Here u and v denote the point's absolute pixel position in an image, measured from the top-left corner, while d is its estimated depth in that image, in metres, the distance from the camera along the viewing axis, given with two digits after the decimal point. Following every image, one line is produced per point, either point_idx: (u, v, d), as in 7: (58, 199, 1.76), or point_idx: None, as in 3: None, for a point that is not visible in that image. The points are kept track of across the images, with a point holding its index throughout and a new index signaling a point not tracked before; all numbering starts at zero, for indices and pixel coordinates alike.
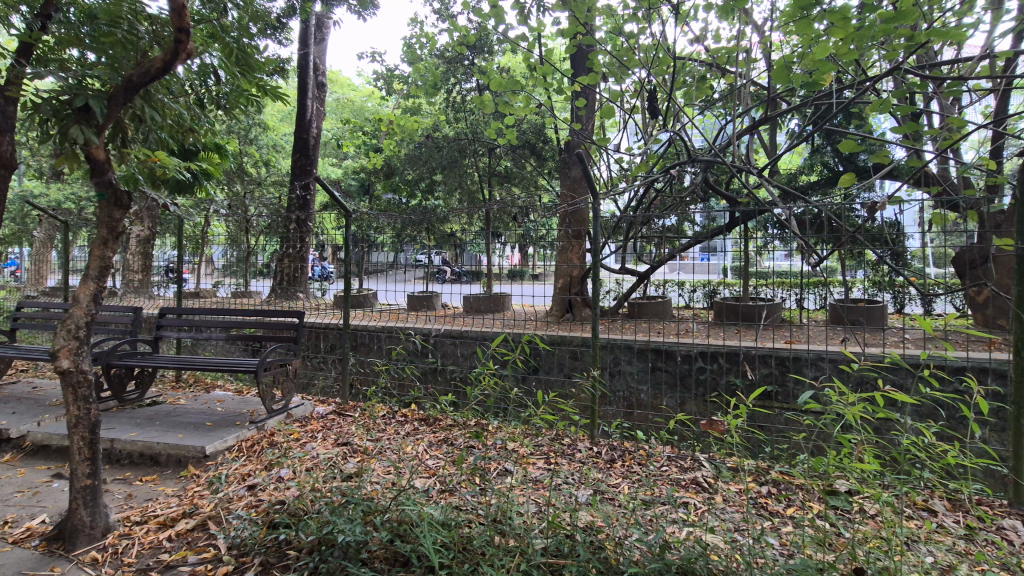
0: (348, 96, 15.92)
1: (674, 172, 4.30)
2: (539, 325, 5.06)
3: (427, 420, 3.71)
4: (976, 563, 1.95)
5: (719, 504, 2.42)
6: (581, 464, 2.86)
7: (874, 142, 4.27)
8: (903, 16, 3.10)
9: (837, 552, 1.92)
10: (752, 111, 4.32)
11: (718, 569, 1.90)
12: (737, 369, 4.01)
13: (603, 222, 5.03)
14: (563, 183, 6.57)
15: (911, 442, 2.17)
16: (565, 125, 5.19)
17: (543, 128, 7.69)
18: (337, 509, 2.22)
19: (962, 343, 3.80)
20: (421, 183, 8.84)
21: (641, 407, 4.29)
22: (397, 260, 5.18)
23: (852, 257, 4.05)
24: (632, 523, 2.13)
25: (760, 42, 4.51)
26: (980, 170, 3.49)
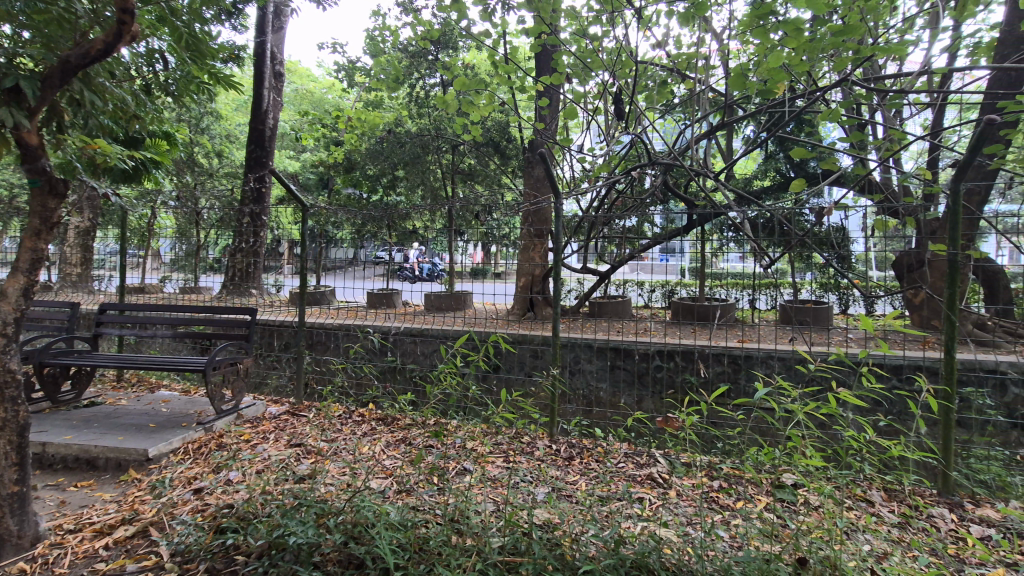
0: (308, 87, 15.48)
1: (635, 173, 4.37)
2: (500, 323, 5.07)
3: (385, 419, 3.64)
4: (908, 549, 2.07)
5: (673, 498, 2.48)
6: (539, 462, 2.87)
7: (823, 150, 4.45)
8: (851, 30, 3.25)
9: (783, 543, 2.00)
10: (711, 116, 4.44)
11: (671, 562, 1.95)
12: (692, 367, 4.12)
13: (565, 221, 5.06)
14: (525, 183, 6.60)
15: (852, 435, 2.28)
16: (529, 124, 5.20)
17: (507, 127, 7.69)
18: (289, 512, 2.16)
19: (899, 342, 4.03)
20: (383, 178, 8.68)
21: (599, 405, 4.35)
22: (356, 256, 5.04)
23: (801, 260, 4.22)
24: (588, 520, 2.15)
25: (719, 50, 4.64)
26: (918, 179, 3.69)
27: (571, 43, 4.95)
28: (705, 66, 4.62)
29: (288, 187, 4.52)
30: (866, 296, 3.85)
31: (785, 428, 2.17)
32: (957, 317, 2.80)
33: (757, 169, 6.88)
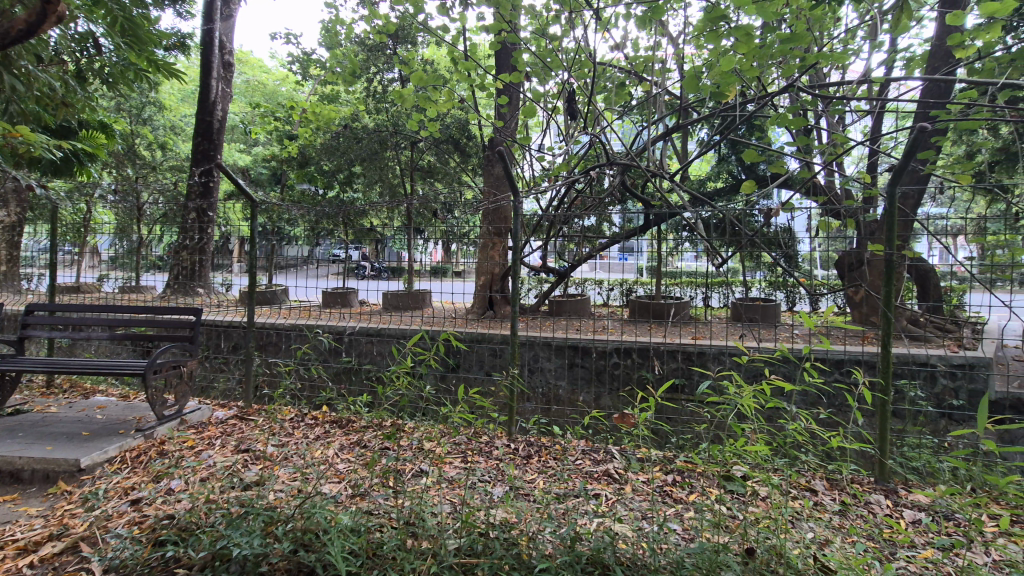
0: (259, 78, 14.94)
1: (593, 173, 4.42)
2: (459, 322, 5.04)
3: (339, 421, 3.55)
4: (847, 535, 2.17)
5: (628, 494, 2.52)
6: (497, 462, 2.86)
7: (772, 153, 4.62)
8: (797, 38, 3.38)
9: (732, 534, 2.06)
10: (667, 118, 4.53)
11: (626, 557, 1.98)
12: (648, 364, 4.20)
13: (524, 220, 5.07)
14: (485, 181, 6.58)
15: (795, 427, 2.38)
16: (488, 122, 5.17)
17: (466, 124, 7.63)
18: (235, 521, 2.08)
19: (841, 338, 4.24)
20: (339, 174, 8.47)
21: (558, 403, 4.40)
22: (312, 254, 4.96)
23: (752, 259, 4.37)
24: (544, 518, 2.16)
25: (674, 53, 4.74)
26: (859, 183, 3.88)
27: (530, 42, 4.96)
28: (661, 69, 4.71)
29: (237, 182, 4.33)
30: (811, 294, 4.02)
31: (734, 422, 2.24)
32: (892, 315, 2.96)
33: (710, 171, 7.09)
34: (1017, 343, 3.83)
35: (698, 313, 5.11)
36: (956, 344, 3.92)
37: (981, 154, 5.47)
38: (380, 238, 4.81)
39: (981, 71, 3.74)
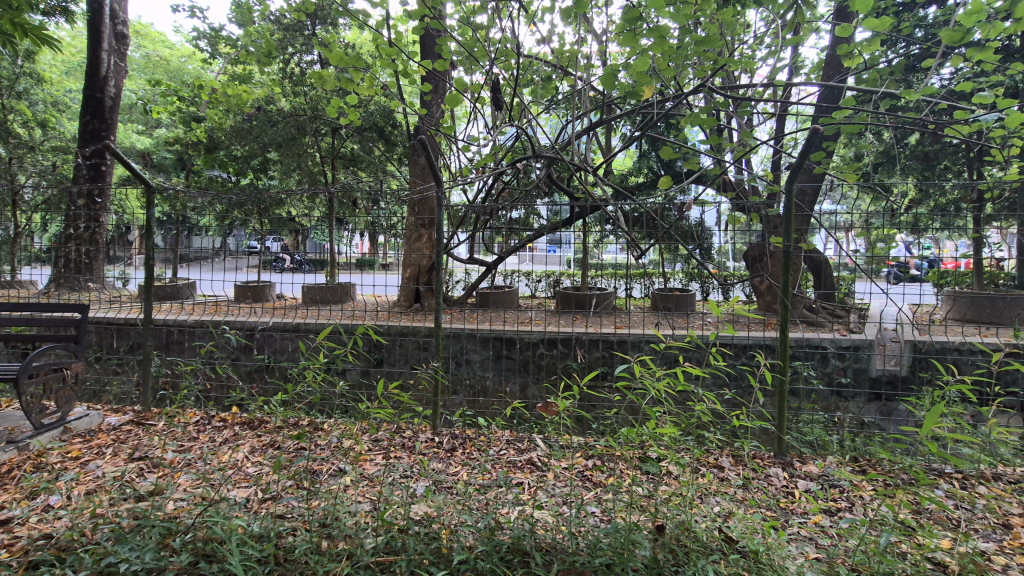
0: (161, 53, 13.68)
1: (519, 165, 4.41)
2: (383, 316, 4.93)
3: (251, 423, 3.35)
4: (748, 507, 2.35)
5: (550, 480, 2.58)
6: (420, 456, 2.82)
7: (688, 150, 4.84)
8: (709, 42, 3.56)
9: (645, 513, 2.15)
10: (591, 113, 4.62)
11: (545, 543, 2.02)
12: (571, 354, 4.31)
13: (450, 212, 5.01)
14: (410, 172, 6.47)
15: (702, 409, 2.53)
16: (412, 110, 5.04)
17: (391, 112, 7.42)
18: (125, 535, 1.92)
19: (747, 325, 4.55)
20: (253, 159, 8.02)
21: (486, 394, 4.44)
22: (224, 245, 4.67)
23: (670, 251, 4.57)
24: (465, 510, 2.16)
25: (598, 50, 4.84)
26: (763, 180, 4.15)
27: (455, 30, 4.87)
28: (585, 65, 4.80)
29: (132, 166, 3.94)
30: (722, 284, 4.26)
31: (647, 406, 2.34)
32: (789, 303, 3.23)
33: (631, 166, 7.35)
34: (894, 326, 4.29)
35: (619, 304, 5.29)
36: (845, 328, 4.35)
37: (865, 156, 6.08)
38: (299, 229, 4.58)
39: (867, 81, 4.12)
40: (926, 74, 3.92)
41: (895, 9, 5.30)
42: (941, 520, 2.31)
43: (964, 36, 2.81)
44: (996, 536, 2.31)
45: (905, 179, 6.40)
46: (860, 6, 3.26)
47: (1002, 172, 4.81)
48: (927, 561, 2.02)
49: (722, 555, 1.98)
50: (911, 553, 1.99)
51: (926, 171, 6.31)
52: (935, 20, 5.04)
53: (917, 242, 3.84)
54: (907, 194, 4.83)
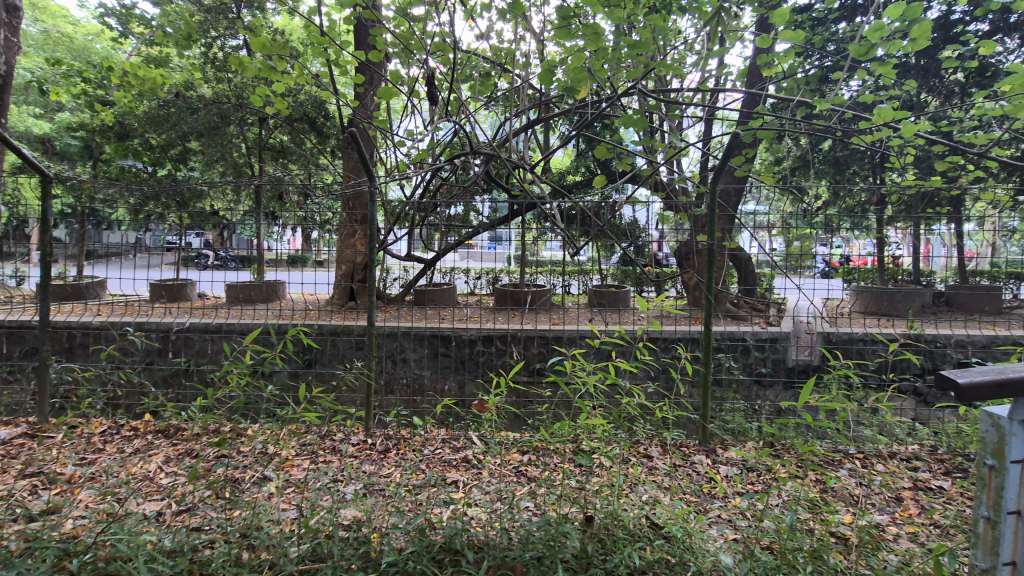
0: (62, 26, 12.45)
1: (457, 161, 4.35)
2: (314, 314, 4.75)
3: (166, 431, 3.14)
4: (673, 494, 2.45)
5: (485, 478, 2.58)
6: (351, 460, 2.74)
7: (622, 151, 4.97)
8: (641, 45, 3.65)
9: (578, 505, 2.19)
10: (529, 111, 4.63)
11: (478, 540, 2.02)
12: (508, 351, 4.35)
13: (386, 208, 4.90)
14: (344, 166, 6.27)
15: (630, 402, 2.62)
16: (345, 102, 4.88)
17: (324, 104, 7.14)
18: (13, 559, 1.76)
19: (676, 320, 4.75)
20: (172, 148, 7.52)
21: (422, 392, 4.46)
22: (140, 241, 4.35)
23: (606, 249, 4.58)
24: (394, 511, 2.12)
25: (536, 48, 4.87)
26: (692, 182, 4.33)
27: (390, 21, 4.75)
28: (524, 63, 4.82)
29: (23, 152, 3.54)
30: (655, 280, 4.41)
31: (578, 400, 2.38)
32: (713, 298, 3.41)
33: (568, 164, 7.48)
34: (808, 319, 4.59)
35: (557, 301, 5.36)
36: (764, 321, 4.65)
37: (784, 160, 6.48)
38: (224, 224, 4.31)
39: (785, 89, 4.38)
40: (836, 85, 4.23)
41: (810, 23, 5.67)
42: (844, 497, 2.51)
43: (866, 50, 3.03)
44: (890, 509, 2.52)
45: (819, 182, 6.92)
46: (777, 18, 3.46)
47: (902, 177, 5.25)
48: (832, 536, 2.18)
49: (648, 541, 2.06)
50: (817, 529, 2.14)
51: (837, 175, 6.84)
52: (844, 36, 5.45)
53: (830, 241, 4.14)
54: (820, 196, 5.19)
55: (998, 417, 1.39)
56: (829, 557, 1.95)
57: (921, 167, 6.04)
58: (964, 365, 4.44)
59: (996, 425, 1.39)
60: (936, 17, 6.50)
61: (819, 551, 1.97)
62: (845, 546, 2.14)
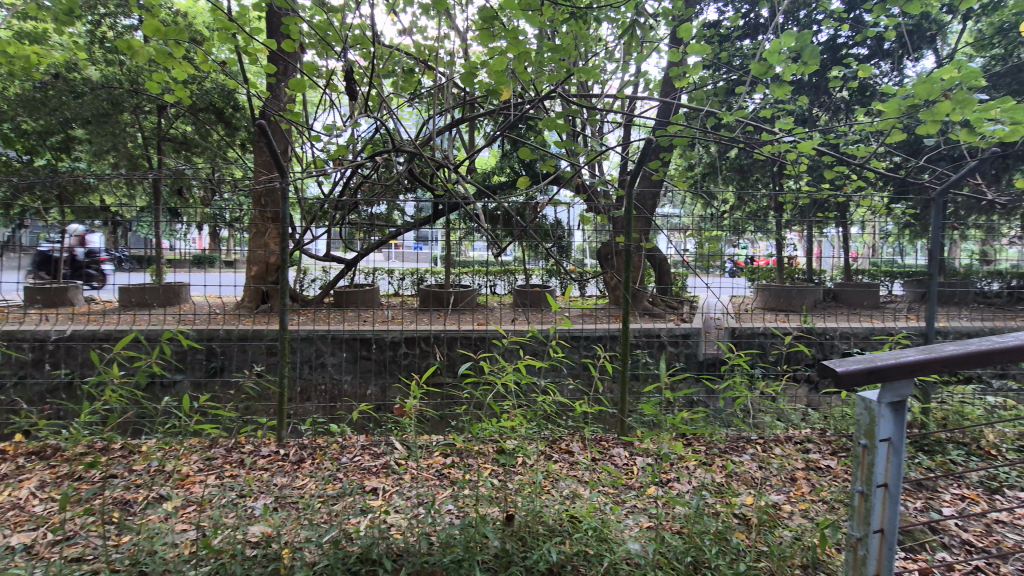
0: None
1: (378, 159, 4.22)
2: (220, 318, 4.46)
3: (42, 452, 2.82)
4: (592, 486, 2.53)
5: (406, 482, 2.53)
6: (261, 473, 2.60)
7: (544, 153, 5.05)
8: (560, 50, 3.70)
9: (500, 504, 2.20)
10: (453, 110, 4.58)
11: (397, 547, 1.98)
12: (433, 352, 4.29)
13: (303, 206, 4.68)
14: (255, 161, 5.91)
15: (547, 400, 2.66)
16: (255, 93, 4.58)
17: (232, 93, 6.69)
18: None
19: (597, 318, 4.92)
20: (52, 135, 6.77)
21: (342, 397, 4.30)
22: (14, 237, 3.87)
23: (531, 249, 4.63)
24: (307, 524, 2.03)
25: (458, 47, 4.83)
26: (611, 185, 4.48)
27: (304, 11, 4.52)
28: (447, 61, 4.76)
29: None
30: (576, 280, 4.53)
31: (497, 402, 2.38)
32: (630, 297, 3.55)
33: (493, 165, 7.51)
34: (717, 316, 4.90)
35: (482, 301, 5.34)
36: (677, 318, 4.92)
37: (695, 166, 6.89)
38: (116, 219, 3.99)
39: (696, 99, 4.65)
40: (740, 98, 4.54)
41: (718, 38, 6.06)
42: (746, 480, 2.70)
43: (764, 69, 3.26)
44: (786, 489, 2.75)
45: (727, 187, 7.45)
46: (687, 33, 3.65)
47: (796, 185, 5.74)
48: (735, 516, 2.34)
49: (567, 535, 2.10)
50: (721, 511, 2.29)
51: (742, 181, 7.40)
52: (747, 52, 5.88)
53: (737, 243, 4.43)
54: (727, 200, 5.56)
55: (869, 400, 1.54)
56: (732, 538, 2.09)
57: (813, 176, 6.67)
58: (846, 355, 4.95)
59: (868, 408, 1.54)
60: (825, 41, 7.17)
61: (724, 532, 2.11)
62: (746, 526, 2.30)
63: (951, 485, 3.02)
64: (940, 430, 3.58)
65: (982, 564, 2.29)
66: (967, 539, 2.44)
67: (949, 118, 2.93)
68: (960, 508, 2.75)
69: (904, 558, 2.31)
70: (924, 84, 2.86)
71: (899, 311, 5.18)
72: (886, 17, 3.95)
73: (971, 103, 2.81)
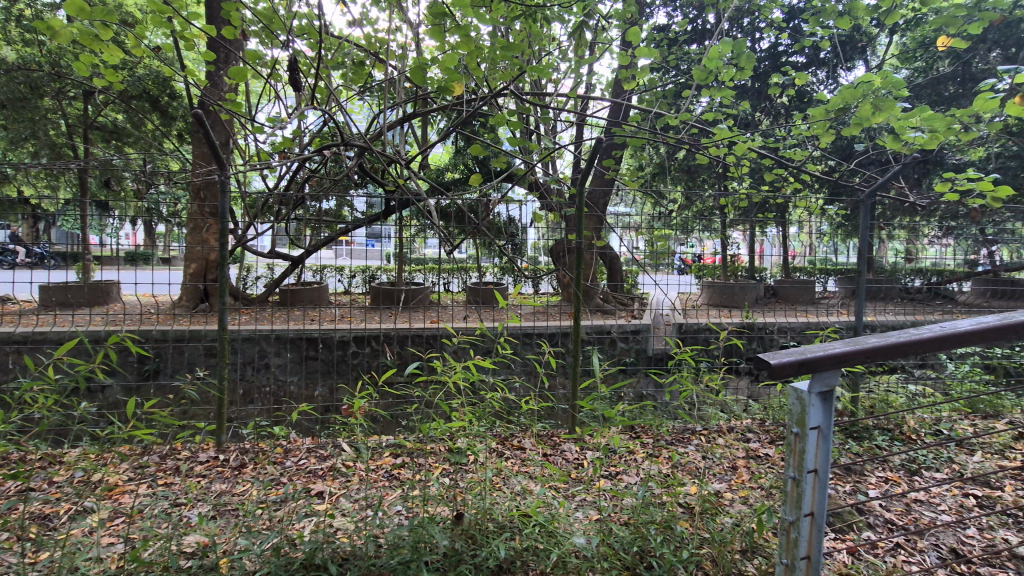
0: None
1: (326, 153, 4.08)
2: (155, 319, 4.23)
3: None
4: (543, 482, 2.55)
5: (354, 485, 2.48)
6: (198, 480, 2.48)
7: (498, 152, 5.04)
8: (512, 49, 3.70)
9: (451, 503, 2.19)
10: (404, 105, 4.50)
11: (343, 551, 1.93)
12: (383, 352, 4.21)
13: (245, 200, 4.48)
14: (194, 152, 5.64)
15: (496, 398, 2.66)
16: (193, 82, 4.35)
17: (169, 81, 6.34)
18: None
19: (550, 314, 4.96)
20: None
21: (288, 399, 4.17)
22: None
23: (485, 246, 4.61)
24: (246, 532, 1.95)
25: (410, 41, 4.74)
26: (563, 184, 4.52)
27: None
28: (399, 55, 4.67)
29: None
30: (529, 278, 4.56)
31: (446, 401, 2.35)
32: (582, 294, 3.58)
33: (447, 161, 7.44)
34: (666, 312, 5.04)
35: (436, 299, 5.27)
36: (629, 314, 5.02)
37: (646, 166, 7.06)
38: (36, 215, 3.74)
39: (646, 101, 4.75)
40: (687, 101, 4.68)
41: (668, 42, 6.23)
42: (690, 470, 2.80)
43: (708, 74, 3.37)
44: (727, 477, 2.87)
45: (676, 187, 7.69)
46: (636, 36, 3.73)
47: (739, 186, 5.99)
48: (680, 505, 2.42)
49: (517, 530, 2.11)
50: (667, 500, 2.36)
51: (689, 182, 7.67)
52: (694, 57, 6.07)
53: (685, 242, 4.56)
54: (676, 200, 5.73)
55: (800, 391, 1.61)
56: (676, 526, 2.16)
57: (754, 178, 6.99)
58: (784, 348, 5.21)
59: (800, 398, 1.61)
60: (767, 48, 7.50)
61: (668, 521, 2.18)
62: (690, 514, 2.38)
63: (876, 468, 3.23)
64: (867, 417, 3.83)
65: (902, 540, 2.47)
66: (889, 518, 2.63)
67: (875, 126, 3.11)
68: (884, 490, 2.95)
69: (833, 538, 2.45)
70: (851, 93, 3.03)
71: (833, 307, 5.48)
72: (821, 28, 4.16)
73: (892, 111, 3.00)
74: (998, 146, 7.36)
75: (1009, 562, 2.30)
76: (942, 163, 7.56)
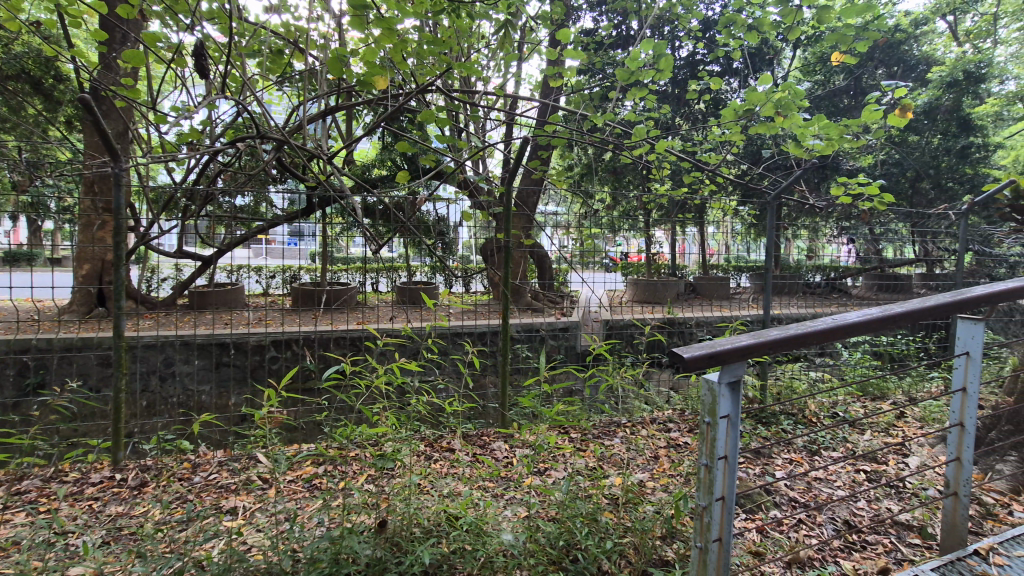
0: None
1: (239, 145, 3.82)
2: (39, 326, 3.80)
3: None
4: (472, 483, 2.53)
5: (270, 498, 2.34)
6: (90, 504, 2.25)
7: (425, 148, 4.95)
8: (437, 43, 3.62)
9: (375, 510, 2.12)
10: (326, 97, 4.30)
11: (257, 568, 1.82)
12: (305, 356, 4.01)
13: (146, 195, 4.12)
14: (86, 140, 5.12)
15: (422, 401, 2.60)
16: (82, 63, 3.93)
17: (52, 61, 5.70)
18: None
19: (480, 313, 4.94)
20: None
21: (199, 409, 3.89)
22: None
23: (413, 245, 4.51)
24: (145, 558, 1.79)
25: (331, 30, 4.54)
26: (492, 182, 4.51)
27: None
28: (318, 44, 4.45)
29: None
30: (459, 277, 4.52)
31: (369, 406, 2.25)
32: (510, 293, 3.59)
33: (374, 157, 7.22)
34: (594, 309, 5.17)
35: (363, 299, 5.09)
36: (558, 311, 5.10)
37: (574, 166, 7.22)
38: None
39: (572, 102, 4.84)
40: (612, 104, 4.82)
41: (593, 45, 6.39)
42: (615, 462, 2.88)
43: (630, 77, 3.47)
44: (650, 466, 2.99)
45: (602, 187, 7.92)
46: (563, 37, 3.77)
47: (660, 187, 6.26)
48: (604, 496, 2.49)
49: (445, 533, 2.08)
50: (592, 493, 2.41)
51: (615, 182, 7.94)
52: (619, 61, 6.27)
53: (610, 240, 4.69)
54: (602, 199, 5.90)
55: (712, 382, 1.67)
56: (601, 518, 2.21)
57: (674, 179, 7.34)
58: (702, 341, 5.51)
59: (711, 389, 1.67)
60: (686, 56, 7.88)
61: (592, 513, 2.23)
62: (614, 504, 2.45)
63: (782, 451, 3.49)
64: (775, 404, 4.12)
65: (804, 516, 2.68)
66: (793, 496, 2.85)
67: (780, 133, 3.34)
68: (788, 470, 3.19)
69: (744, 519, 2.62)
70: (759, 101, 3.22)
71: (745, 301, 5.85)
72: (733, 39, 4.42)
73: (794, 120, 3.24)
74: (884, 155, 8.20)
75: (892, 528, 2.56)
76: (837, 168, 8.32)
